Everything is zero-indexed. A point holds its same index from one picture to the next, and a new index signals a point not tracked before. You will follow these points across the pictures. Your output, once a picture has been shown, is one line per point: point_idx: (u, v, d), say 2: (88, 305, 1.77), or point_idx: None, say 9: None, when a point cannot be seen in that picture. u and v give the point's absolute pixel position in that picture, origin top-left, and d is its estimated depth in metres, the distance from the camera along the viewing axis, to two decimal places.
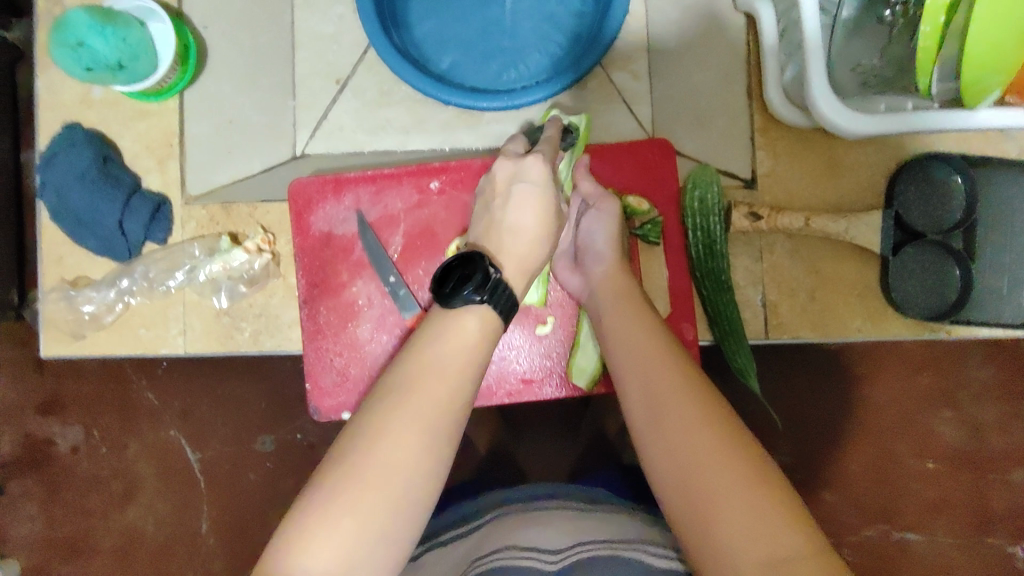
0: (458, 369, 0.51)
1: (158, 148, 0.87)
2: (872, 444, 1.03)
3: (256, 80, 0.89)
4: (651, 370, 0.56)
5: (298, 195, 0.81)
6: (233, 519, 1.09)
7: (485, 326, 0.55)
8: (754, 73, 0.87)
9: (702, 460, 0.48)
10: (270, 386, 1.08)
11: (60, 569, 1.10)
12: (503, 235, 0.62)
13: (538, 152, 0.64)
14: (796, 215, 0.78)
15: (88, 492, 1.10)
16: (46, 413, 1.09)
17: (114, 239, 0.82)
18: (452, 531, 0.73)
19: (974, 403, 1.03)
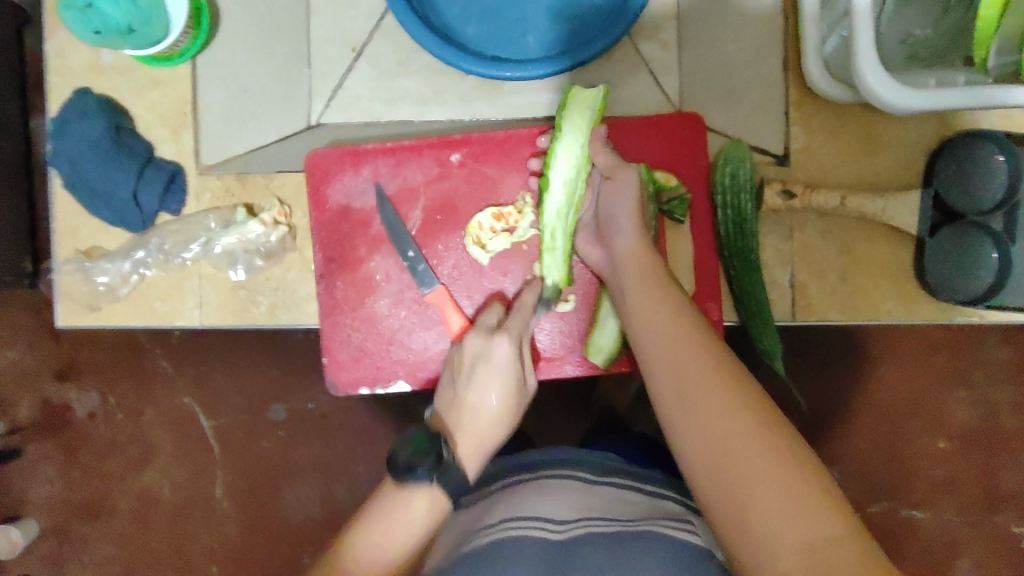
0: (404, 536, 0.60)
1: (170, 116, 0.84)
2: (884, 424, 1.02)
3: (270, 45, 0.86)
4: (678, 353, 0.53)
5: (316, 167, 0.79)
6: (247, 486, 1.09)
7: (432, 509, 0.61)
8: (790, 43, 0.83)
9: (736, 447, 0.46)
10: (282, 358, 1.08)
11: (79, 531, 1.11)
12: (464, 412, 0.67)
13: (505, 333, 0.69)
14: (832, 193, 0.75)
15: (105, 457, 1.10)
16: (63, 379, 1.10)
17: (128, 210, 0.80)
18: (465, 498, 0.76)
19: (988, 383, 1.02)
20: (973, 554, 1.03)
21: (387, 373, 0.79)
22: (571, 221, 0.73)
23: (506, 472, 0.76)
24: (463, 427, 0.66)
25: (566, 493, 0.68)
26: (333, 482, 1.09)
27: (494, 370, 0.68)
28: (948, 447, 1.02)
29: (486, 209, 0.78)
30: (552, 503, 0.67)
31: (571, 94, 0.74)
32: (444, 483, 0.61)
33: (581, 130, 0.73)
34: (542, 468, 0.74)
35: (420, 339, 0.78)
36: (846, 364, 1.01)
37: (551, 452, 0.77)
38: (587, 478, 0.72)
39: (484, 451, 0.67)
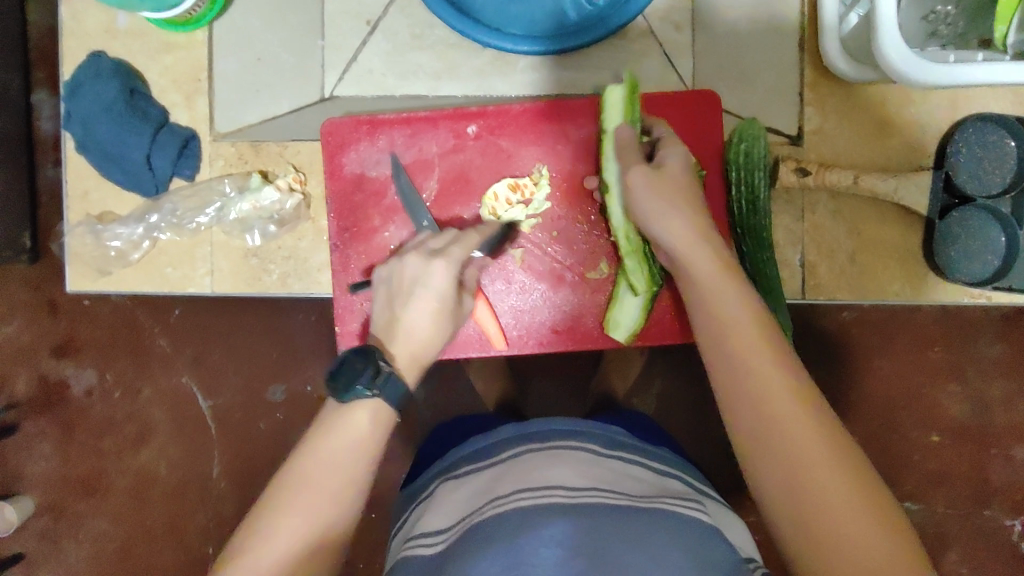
0: (350, 441, 0.57)
1: (185, 83, 0.83)
2: (879, 415, 1.03)
3: (285, 16, 0.86)
4: (755, 366, 0.53)
5: (332, 135, 0.78)
6: (244, 466, 1.09)
7: (375, 417, 0.59)
8: (807, 24, 0.83)
9: (815, 473, 0.48)
10: (281, 338, 1.08)
11: (75, 507, 1.11)
12: (400, 335, 0.63)
13: (445, 256, 0.65)
14: (845, 172, 0.76)
15: (102, 435, 1.10)
16: (60, 355, 1.10)
17: (141, 174, 0.80)
18: (468, 467, 0.75)
19: (982, 379, 1.03)
20: (962, 546, 1.04)
21: None
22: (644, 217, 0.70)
23: (511, 441, 0.75)
24: (401, 347, 0.63)
25: (577, 463, 0.68)
26: None
27: (433, 293, 0.64)
28: (941, 441, 1.03)
29: (503, 180, 0.79)
30: (565, 471, 0.66)
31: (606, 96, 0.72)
32: (388, 400, 0.59)
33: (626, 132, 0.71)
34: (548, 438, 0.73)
35: None
36: (845, 353, 1.02)
37: (560, 424, 0.77)
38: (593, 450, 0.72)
39: (424, 345, 0.64)
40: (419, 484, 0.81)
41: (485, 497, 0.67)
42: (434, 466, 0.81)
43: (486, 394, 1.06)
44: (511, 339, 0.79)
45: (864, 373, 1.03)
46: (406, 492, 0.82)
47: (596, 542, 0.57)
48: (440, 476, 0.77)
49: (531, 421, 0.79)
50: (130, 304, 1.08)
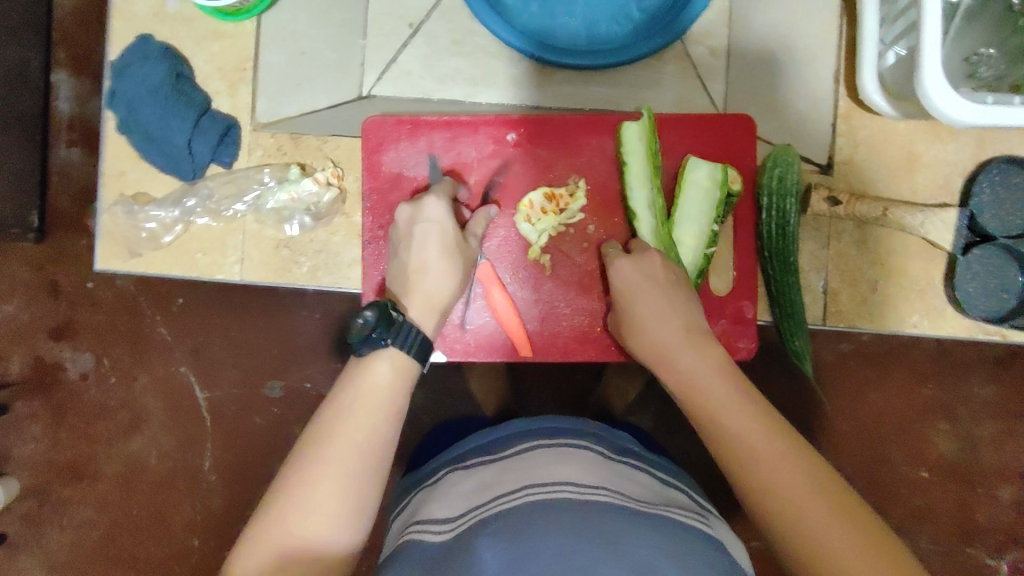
0: (384, 397, 0.59)
1: (229, 71, 0.84)
2: (871, 447, 1.05)
3: (330, 13, 0.87)
4: (717, 410, 0.59)
5: (372, 133, 0.79)
6: (236, 459, 1.13)
7: (395, 370, 0.61)
8: (843, 59, 0.85)
9: (786, 490, 0.52)
10: (283, 333, 1.10)
11: (60, 491, 1.14)
12: (410, 277, 0.68)
13: (434, 194, 0.72)
14: (875, 204, 0.77)
15: (95, 420, 1.14)
16: (57, 337, 1.13)
17: (181, 158, 0.80)
18: (476, 458, 0.75)
19: (971, 419, 1.05)
20: None
21: None
22: (663, 233, 0.74)
23: (522, 435, 0.75)
24: (411, 290, 0.67)
25: (588, 462, 0.68)
26: None
27: (432, 228, 0.70)
28: (929, 477, 1.05)
29: (538, 188, 0.79)
30: (574, 469, 0.66)
31: (623, 132, 0.77)
32: (396, 341, 0.61)
33: (640, 164, 0.76)
34: (561, 436, 0.73)
35: (458, 312, 0.79)
36: (845, 379, 1.04)
37: (567, 423, 0.77)
38: (604, 454, 0.72)
39: (425, 283, 0.68)
40: (423, 470, 0.81)
41: (494, 490, 0.66)
42: (440, 454, 0.82)
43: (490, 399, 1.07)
44: (537, 345, 0.80)
45: (862, 404, 1.04)
46: (410, 477, 0.83)
47: (604, 529, 0.57)
48: (447, 466, 0.78)
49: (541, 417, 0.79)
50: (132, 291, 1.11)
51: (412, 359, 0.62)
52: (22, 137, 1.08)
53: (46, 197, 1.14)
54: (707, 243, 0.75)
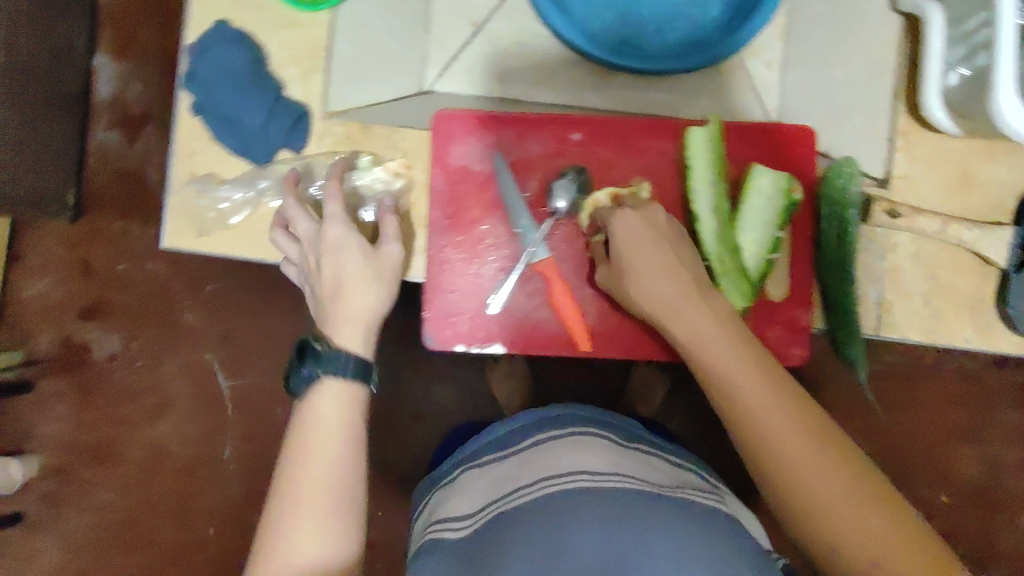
0: (333, 429, 0.65)
1: (303, 58, 0.86)
2: (900, 467, 1.23)
3: (398, 8, 0.89)
4: (756, 422, 0.61)
5: (441, 126, 0.81)
6: (255, 448, 1.30)
7: (341, 400, 0.66)
8: (903, 76, 0.87)
9: (819, 491, 0.58)
10: (310, 325, 1.29)
11: (85, 467, 1.30)
12: (339, 307, 0.70)
13: (334, 217, 0.72)
14: (935, 217, 0.79)
15: (121, 402, 1.30)
16: (88, 318, 1.30)
17: (255, 141, 0.82)
18: (491, 452, 0.80)
19: (997, 445, 1.24)
20: None
21: (484, 334, 0.82)
22: (728, 237, 0.76)
23: (530, 427, 0.80)
24: (344, 317, 0.69)
25: (597, 450, 0.72)
26: None
27: (348, 255, 0.71)
28: (951, 497, 1.24)
29: (605, 188, 0.80)
30: (590, 458, 0.70)
31: (688, 137, 0.78)
32: (334, 369, 0.66)
33: (707, 170, 0.77)
34: (566, 425, 0.78)
35: (518, 305, 0.81)
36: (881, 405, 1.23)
37: (578, 411, 0.81)
38: (613, 440, 0.76)
39: (350, 302, 0.69)
40: (446, 466, 0.87)
41: (509, 485, 0.72)
42: (457, 453, 0.87)
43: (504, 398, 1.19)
44: (595, 341, 0.82)
45: (891, 426, 1.24)
46: (434, 474, 0.88)
47: (615, 524, 0.61)
48: (464, 462, 0.83)
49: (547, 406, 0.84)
50: (165, 276, 1.30)
51: (351, 382, 0.67)
52: (65, 134, 1.24)
53: (83, 176, 1.30)
54: (769, 249, 0.78)
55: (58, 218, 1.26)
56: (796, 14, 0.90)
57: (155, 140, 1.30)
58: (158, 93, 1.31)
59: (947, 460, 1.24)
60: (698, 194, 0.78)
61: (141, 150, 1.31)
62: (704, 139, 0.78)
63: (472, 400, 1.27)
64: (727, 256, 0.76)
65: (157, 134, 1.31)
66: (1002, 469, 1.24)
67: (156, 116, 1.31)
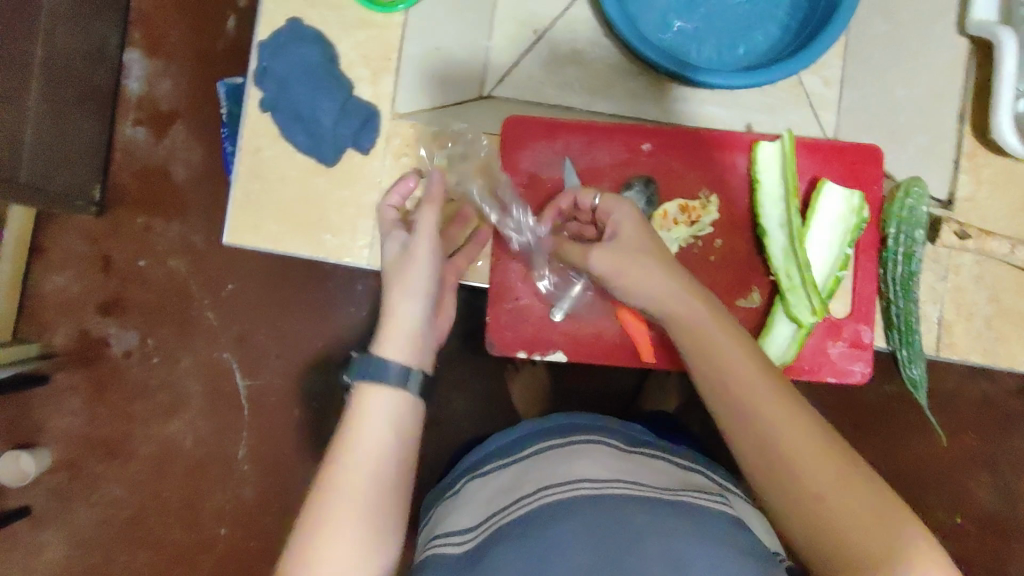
0: (387, 437, 0.62)
1: (374, 60, 0.86)
2: (914, 489, 1.20)
3: (466, 12, 0.89)
4: (755, 410, 0.59)
5: (513, 131, 0.81)
6: (267, 449, 1.27)
7: (393, 407, 0.64)
8: (969, 99, 0.87)
9: (803, 457, 0.57)
10: (327, 327, 1.27)
11: (96, 462, 1.28)
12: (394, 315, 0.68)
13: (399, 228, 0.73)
14: (1004, 240, 0.79)
15: (134, 398, 1.28)
16: (106, 313, 1.28)
17: (325, 140, 0.82)
18: (494, 462, 0.79)
19: (1010, 472, 1.20)
20: None
21: (546, 342, 0.81)
22: (799, 253, 0.75)
23: (535, 436, 0.79)
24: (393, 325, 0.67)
25: (602, 457, 0.71)
26: None
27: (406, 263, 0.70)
28: (965, 521, 1.20)
29: (673, 201, 0.81)
30: (586, 463, 0.69)
31: (758, 152, 0.79)
32: (370, 376, 0.64)
33: (776, 186, 0.78)
34: (571, 434, 0.76)
35: (580, 313, 0.81)
36: (896, 426, 1.19)
37: (579, 419, 0.80)
38: (618, 446, 0.75)
39: (394, 319, 0.67)
40: (448, 480, 0.85)
41: (512, 493, 0.70)
42: (460, 464, 0.85)
43: (527, 408, 1.17)
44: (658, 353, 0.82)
45: (909, 450, 1.20)
46: (436, 488, 0.86)
47: (608, 532, 0.61)
48: (467, 474, 0.81)
49: (550, 417, 0.82)
50: (186, 275, 1.28)
51: (397, 391, 0.64)
52: (93, 127, 1.23)
53: (108, 171, 1.29)
54: (838, 266, 0.77)
55: (83, 213, 1.25)
56: (858, 34, 0.90)
57: (184, 137, 1.28)
58: (186, 91, 1.28)
59: (968, 490, 1.20)
60: (765, 208, 0.78)
61: (167, 148, 1.28)
62: (771, 154, 0.78)
63: (496, 408, 1.22)
64: (795, 272, 0.76)
65: (185, 133, 1.29)
66: None
67: (183, 115, 1.29)
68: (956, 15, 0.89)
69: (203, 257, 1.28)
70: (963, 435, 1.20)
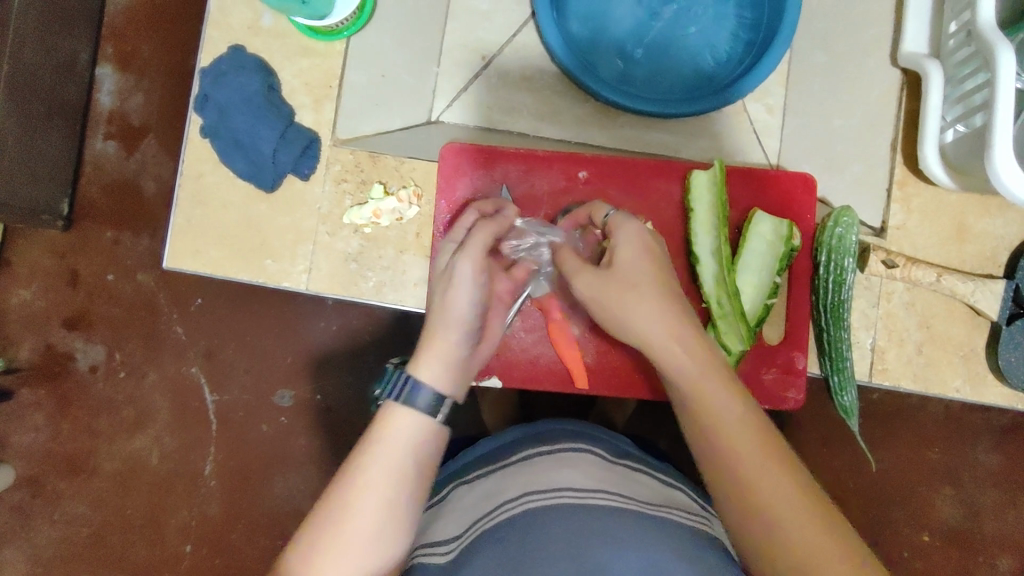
0: (409, 458, 0.60)
1: (317, 87, 0.87)
2: (878, 505, 1.21)
3: (411, 39, 0.90)
4: (733, 453, 0.57)
5: (451, 157, 0.82)
6: (233, 466, 1.27)
7: (418, 427, 0.61)
8: (901, 129, 0.89)
9: (760, 468, 0.56)
10: (298, 342, 1.26)
11: (58, 478, 1.27)
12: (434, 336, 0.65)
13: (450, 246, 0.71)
14: (929, 269, 0.81)
15: (98, 414, 1.28)
16: (70, 329, 1.28)
17: (264, 167, 0.83)
18: (480, 469, 0.79)
19: (975, 487, 1.21)
20: None
21: (482, 366, 0.82)
22: (729, 282, 0.76)
23: (521, 444, 0.80)
24: (432, 345, 0.64)
25: (587, 466, 0.72)
26: (322, 475, 1.26)
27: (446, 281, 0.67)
28: (929, 537, 1.21)
29: None
30: (572, 472, 0.70)
31: (692, 180, 0.80)
32: (404, 401, 0.61)
33: (708, 214, 0.78)
34: (559, 441, 0.78)
35: (519, 339, 0.82)
36: (859, 442, 1.20)
37: (567, 426, 0.82)
38: (603, 456, 0.76)
39: (444, 343, 0.64)
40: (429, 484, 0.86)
41: (498, 499, 0.71)
42: (446, 468, 0.86)
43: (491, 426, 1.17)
44: (595, 378, 0.83)
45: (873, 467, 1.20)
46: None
47: (583, 538, 0.61)
48: (451, 480, 0.82)
49: (539, 425, 0.84)
50: (153, 289, 1.28)
51: (424, 416, 0.61)
52: (60, 142, 1.23)
53: (77, 186, 1.29)
54: (768, 293, 0.78)
55: (49, 227, 1.25)
56: (800, 63, 0.92)
57: (152, 153, 1.29)
58: (157, 106, 1.29)
59: (932, 506, 1.21)
60: (700, 239, 0.78)
61: (137, 163, 1.29)
62: (705, 184, 0.79)
63: (460, 425, 1.22)
64: (727, 304, 0.76)
65: (154, 148, 1.29)
66: (984, 514, 1.21)
67: (153, 129, 1.29)
68: (890, 47, 0.90)
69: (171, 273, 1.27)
70: (927, 452, 1.20)
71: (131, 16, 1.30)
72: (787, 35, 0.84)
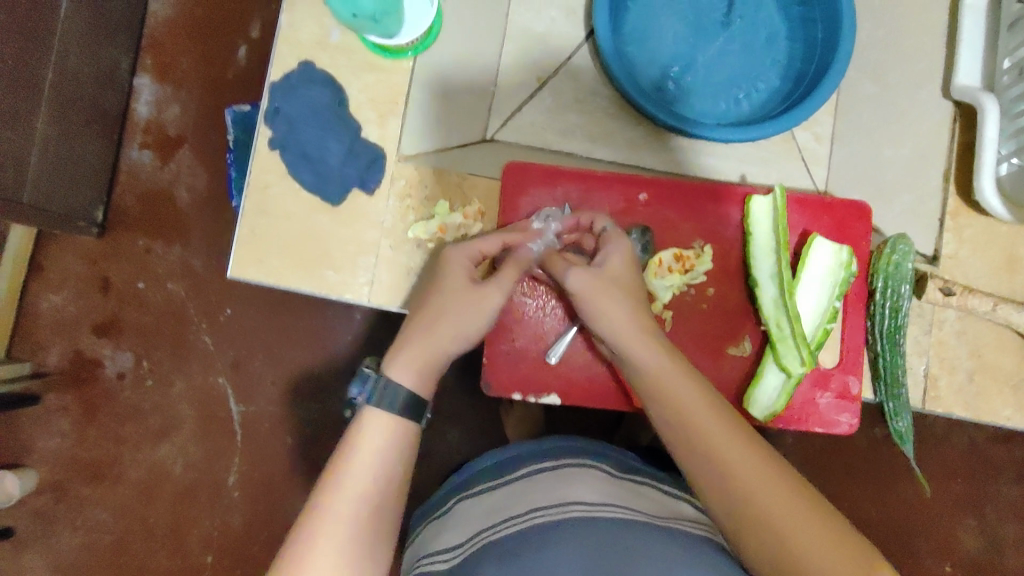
0: (382, 457, 0.63)
1: (382, 103, 0.89)
2: (904, 537, 1.20)
3: (470, 60, 0.92)
4: (716, 447, 0.60)
5: (514, 175, 0.84)
6: (256, 476, 1.27)
7: (390, 429, 0.64)
8: (953, 160, 0.91)
9: (765, 496, 0.57)
10: (326, 354, 1.27)
11: (80, 484, 1.27)
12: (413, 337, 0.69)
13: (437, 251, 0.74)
14: (986, 298, 0.81)
15: (123, 420, 1.28)
16: (101, 335, 1.29)
17: (330, 180, 0.86)
18: (486, 483, 0.79)
19: (999, 520, 1.21)
20: None
21: (540, 384, 0.83)
22: (790, 306, 0.77)
23: (526, 458, 0.80)
24: (408, 345, 0.69)
25: (593, 480, 0.72)
26: None
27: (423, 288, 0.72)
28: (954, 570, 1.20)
29: (668, 249, 0.83)
30: (579, 486, 0.70)
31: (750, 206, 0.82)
32: (376, 402, 0.65)
33: (768, 238, 0.80)
34: (565, 455, 0.78)
35: (576, 356, 0.83)
36: (885, 472, 1.20)
37: (572, 442, 0.82)
38: (609, 471, 0.76)
39: (417, 345, 0.68)
40: (436, 498, 0.85)
41: (506, 513, 0.71)
42: (452, 481, 0.86)
43: None
44: None
45: (899, 497, 1.20)
46: (427, 503, 0.86)
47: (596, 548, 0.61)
48: (458, 494, 0.82)
49: (541, 439, 0.84)
50: (183, 298, 1.29)
51: (395, 416, 0.65)
52: (100, 151, 1.25)
53: (113, 194, 1.30)
54: (827, 318, 0.79)
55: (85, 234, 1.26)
56: (849, 93, 0.94)
57: (186, 163, 1.31)
58: (195, 117, 1.31)
59: (957, 539, 1.20)
60: (759, 263, 0.80)
61: (171, 172, 1.31)
62: (762, 209, 0.81)
63: (484, 443, 1.22)
64: (790, 330, 0.78)
65: (189, 159, 1.31)
66: (1010, 548, 1.21)
67: (189, 141, 1.31)
68: (942, 80, 0.92)
69: (202, 281, 1.29)
70: (952, 483, 1.20)
71: (175, 29, 1.33)
72: (841, 65, 0.86)
